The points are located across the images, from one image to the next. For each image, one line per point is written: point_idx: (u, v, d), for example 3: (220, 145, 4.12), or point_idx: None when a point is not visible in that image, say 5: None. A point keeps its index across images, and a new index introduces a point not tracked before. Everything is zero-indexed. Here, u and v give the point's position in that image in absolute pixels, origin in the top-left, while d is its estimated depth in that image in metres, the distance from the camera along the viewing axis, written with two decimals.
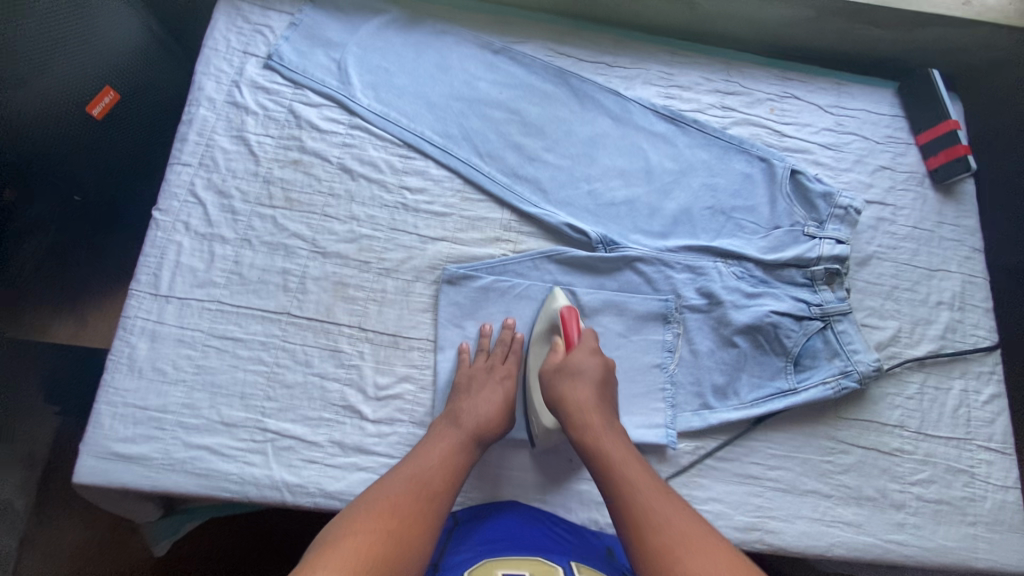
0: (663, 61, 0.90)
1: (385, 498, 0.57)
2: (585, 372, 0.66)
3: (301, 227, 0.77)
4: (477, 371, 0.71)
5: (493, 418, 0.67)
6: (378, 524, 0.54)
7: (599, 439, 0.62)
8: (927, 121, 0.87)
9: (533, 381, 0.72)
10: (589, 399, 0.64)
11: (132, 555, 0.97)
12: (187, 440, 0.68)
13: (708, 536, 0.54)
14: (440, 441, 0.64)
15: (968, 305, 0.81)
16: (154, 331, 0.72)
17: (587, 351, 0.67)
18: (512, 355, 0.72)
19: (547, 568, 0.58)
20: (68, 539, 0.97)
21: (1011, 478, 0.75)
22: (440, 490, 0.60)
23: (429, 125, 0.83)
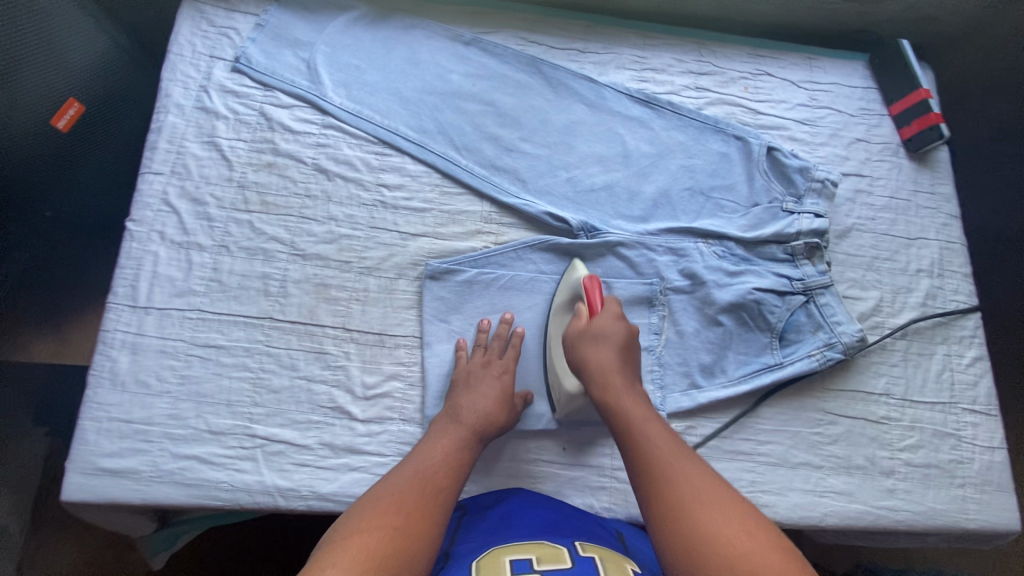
0: (635, 45, 0.90)
1: (389, 495, 0.56)
2: (608, 335, 0.65)
3: (279, 230, 0.76)
4: (475, 366, 0.70)
5: (493, 413, 0.66)
6: (383, 520, 0.53)
7: (619, 395, 0.62)
8: (899, 92, 0.88)
9: (554, 346, 0.72)
10: (612, 359, 0.64)
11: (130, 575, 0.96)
12: (175, 451, 0.68)
13: (729, 496, 0.52)
14: (444, 438, 0.63)
15: (947, 271, 0.82)
16: (135, 344, 0.71)
17: (611, 316, 0.67)
18: (511, 349, 0.73)
19: (551, 549, 0.56)
20: (63, 561, 0.95)
21: (997, 438, 0.76)
22: (446, 485, 0.59)
23: (403, 121, 0.82)
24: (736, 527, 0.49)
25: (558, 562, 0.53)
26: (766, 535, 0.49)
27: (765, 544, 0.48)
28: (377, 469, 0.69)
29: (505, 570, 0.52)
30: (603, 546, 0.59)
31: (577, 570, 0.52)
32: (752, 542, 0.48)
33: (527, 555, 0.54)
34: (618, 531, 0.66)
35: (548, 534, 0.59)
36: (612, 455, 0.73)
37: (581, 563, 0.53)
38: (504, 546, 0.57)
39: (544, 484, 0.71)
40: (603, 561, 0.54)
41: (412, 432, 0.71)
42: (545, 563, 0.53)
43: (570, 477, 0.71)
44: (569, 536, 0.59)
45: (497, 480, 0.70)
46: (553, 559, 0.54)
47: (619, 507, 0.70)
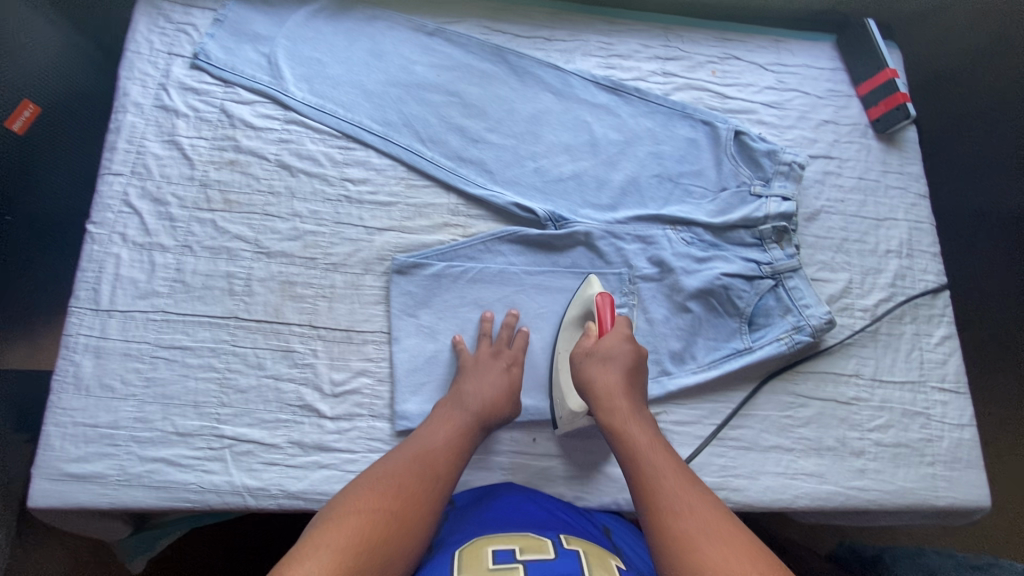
0: (601, 31, 0.89)
1: (387, 478, 0.57)
2: (616, 357, 0.64)
3: (243, 228, 0.76)
4: (481, 356, 0.70)
5: (496, 402, 0.67)
6: (382, 503, 0.54)
7: (625, 424, 0.60)
8: (866, 72, 0.87)
9: (562, 363, 0.71)
10: (618, 380, 0.63)
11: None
12: (142, 454, 0.67)
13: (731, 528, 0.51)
14: (446, 423, 0.64)
15: (916, 251, 0.82)
16: (98, 348, 0.70)
17: (621, 336, 0.65)
18: (516, 344, 0.73)
19: (535, 540, 0.56)
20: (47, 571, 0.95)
21: (966, 416, 0.77)
22: (445, 473, 0.59)
23: (367, 114, 0.81)
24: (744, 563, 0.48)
25: (542, 553, 0.53)
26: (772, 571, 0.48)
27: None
28: (347, 466, 0.69)
29: (488, 558, 0.52)
30: (588, 541, 0.59)
31: (559, 561, 0.52)
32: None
33: (510, 545, 0.54)
34: (604, 528, 0.66)
35: (533, 527, 0.60)
36: (581, 445, 0.73)
37: (564, 555, 0.53)
38: (490, 536, 0.57)
39: (516, 476, 0.71)
40: (586, 555, 0.54)
41: (382, 428, 0.71)
42: (527, 553, 0.53)
43: (540, 467, 0.72)
44: (554, 531, 0.59)
45: (467, 474, 0.70)
46: (536, 550, 0.53)
47: (591, 496, 0.71)
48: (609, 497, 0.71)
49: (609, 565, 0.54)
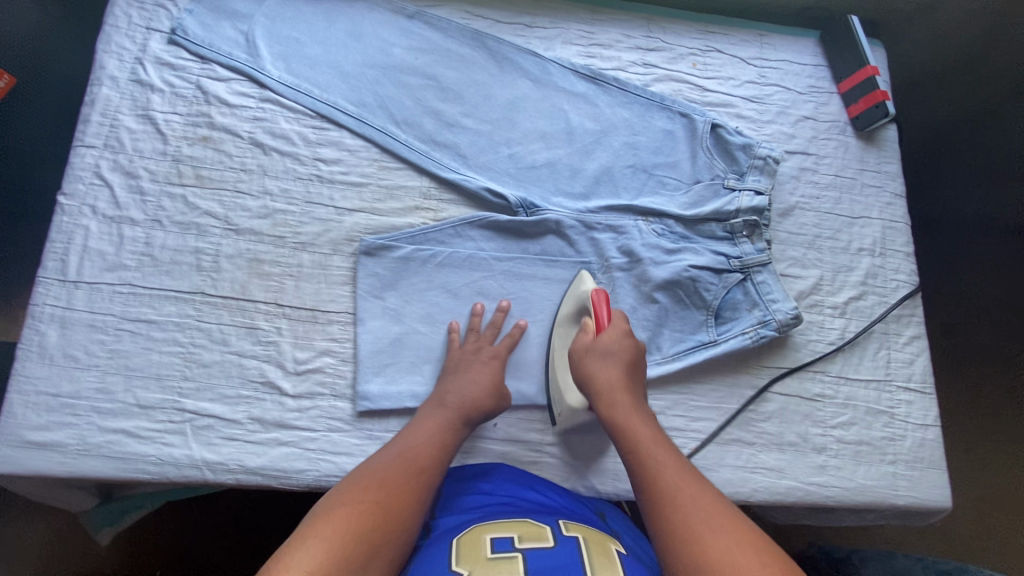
0: (583, 19, 0.89)
1: (379, 469, 0.57)
2: (614, 353, 0.64)
3: (213, 204, 0.76)
4: (468, 353, 0.70)
5: (479, 398, 0.66)
6: (374, 493, 0.54)
7: (626, 415, 0.61)
8: (848, 69, 0.87)
9: (559, 361, 0.71)
10: (618, 375, 0.63)
11: (94, 555, 0.99)
12: (102, 424, 0.67)
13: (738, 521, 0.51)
14: (429, 420, 0.64)
15: (889, 250, 0.82)
16: (64, 318, 0.71)
17: (619, 333, 0.65)
18: (509, 339, 0.73)
19: (533, 528, 0.55)
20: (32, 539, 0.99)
21: (931, 416, 0.76)
22: (435, 465, 0.60)
23: (342, 95, 0.81)
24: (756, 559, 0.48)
25: (540, 541, 0.53)
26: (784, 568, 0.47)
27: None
28: (307, 444, 0.69)
29: (486, 548, 0.52)
30: (586, 526, 0.59)
31: (559, 549, 0.52)
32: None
33: (508, 534, 0.54)
34: (598, 512, 0.67)
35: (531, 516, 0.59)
36: (542, 431, 0.73)
37: (563, 543, 0.53)
38: (487, 524, 0.57)
39: (475, 459, 0.71)
40: (586, 541, 0.54)
41: (344, 407, 0.71)
42: (526, 542, 0.53)
43: (501, 452, 0.72)
44: (552, 517, 0.59)
45: None
46: (535, 537, 0.53)
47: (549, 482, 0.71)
48: (566, 483, 0.71)
49: (610, 549, 0.54)
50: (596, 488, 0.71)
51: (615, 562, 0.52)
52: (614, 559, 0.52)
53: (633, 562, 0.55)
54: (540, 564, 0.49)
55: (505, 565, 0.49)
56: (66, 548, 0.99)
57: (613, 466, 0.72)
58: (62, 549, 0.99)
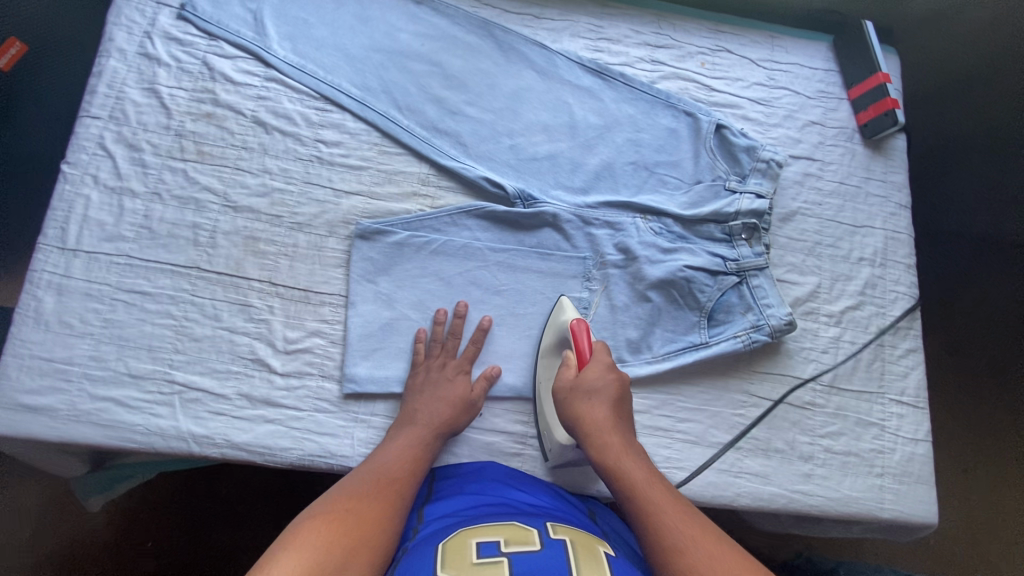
0: (593, 13, 0.88)
1: (360, 482, 0.59)
2: (600, 389, 0.63)
3: (212, 180, 0.76)
4: (433, 365, 0.71)
5: (449, 415, 0.67)
6: (358, 503, 0.55)
7: (617, 458, 0.60)
8: (858, 76, 0.86)
9: (545, 394, 0.71)
10: (607, 412, 0.62)
11: (86, 522, 1.01)
12: (93, 392, 0.68)
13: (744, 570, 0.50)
14: (404, 437, 0.65)
15: (890, 261, 0.81)
16: (61, 285, 0.71)
17: (602, 367, 0.64)
18: (474, 345, 0.73)
19: (520, 530, 0.55)
20: (24, 505, 1.01)
21: (922, 431, 0.76)
22: (414, 477, 0.62)
23: (347, 77, 0.81)
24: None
25: (527, 545, 0.52)
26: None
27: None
28: (293, 423, 0.70)
29: (472, 550, 0.51)
30: (575, 528, 0.58)
31: (545, 551, 0.51)
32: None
33: (495, 536, 0.53)
34: (589, 510, 0.68)
35: (518, 515, 0.59)
36: (527, 423, 0.73)
37: (550, 546, 0.52)
38: (473, 523, 0.56)
39: (459, 448, 0.71)
40: (574, 544, 0.54)
41: (331, 389, 0.71)
42: (513, 545, 0.52)
43: (486, 442, 0.72)
44: (540, 518, 0.59)
45: None
46: (521, 540, 0.53)
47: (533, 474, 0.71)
48: (549, 478, 0.71)
49: (598, 552, 0.54)
50: (579, 485, 0.71)
51: (603, 565, 0.51)
52: (601, 561, 0.52)
53: (621, 561, 0.55)
54: (526, 566, 0.48)
55: (491, 568, 0.48)
56: (57, 515, 1.01)
57: None
58: (52, 514, 1.01)
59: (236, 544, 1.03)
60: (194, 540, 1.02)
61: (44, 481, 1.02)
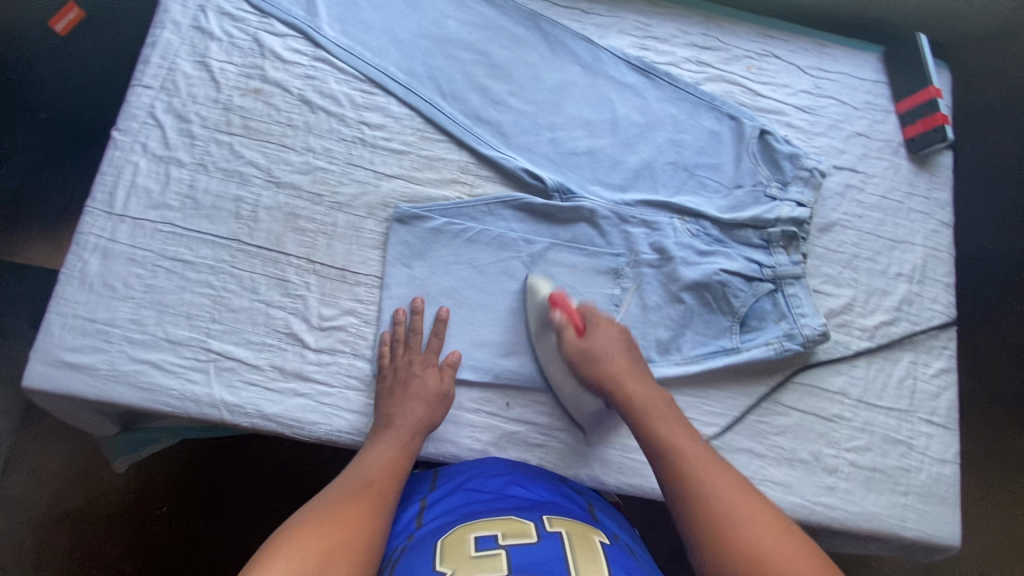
0: (641, 10, 0.88)
1: (342, 490, 0.60)
2: (616, 347, 0.67)
3: (257, 155, 0.77)
4: (401, 364, 0.70)
5: (423, 412, 0.67)
6: (338, 517, 0.56)
7: (642, 407, 0.63)
8: (908, 89, 0.84)
9: (544, 347, 0.73)
10: (631, 365, 0.66)
11: (107, 482, 1.07)
12: (133, 354, 0.70)
13: (767, 513, 0.55)
14: (380, 440, 0.65)
15: (928, 279, 0.80)
16: (106, 248, 0.73)
17: (612, 327, 0.69)
18: (439, 337, 0.72)
19: (516, 524, 0.57)
20: (49, 462, 1.08)
21: (950, 452, 0.75)
22: (395, 480, 0.63)
23: (394, 62, 0.82)
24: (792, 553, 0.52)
25: (523, 537, 0.55)
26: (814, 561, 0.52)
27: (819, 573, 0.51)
28: (322, 398, 0.71)
29: (469, 546, 0.54)
30: (572, 518, 0.61)
31: (541, 545, 0.54)
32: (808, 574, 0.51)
33: (492, 531, 0.56)
34: (589, 505, 0.67)
35: (515, 509, 0.61)
36: (553, 415, 0.73)
37: (546, 538, 0.55)
38: (472, 521, 0.59)
39: (483, 434, 0.72)
40: (569, 534, 0.57)
41: (362, 367, 0.72)
42: (510, 539, 0.55)
43: (509, 431, 0.72)
44: (537, 510, 0.61)
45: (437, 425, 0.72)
46: (518, 534, 0.56)
47: (555, 465, 0.72)
48: (571, 468, 0.72)
49: (593, 541, 0.57)
50: (601, 477, 0.72)
51: (598, 554, 0.55)
52: (597, 551, 0.55)
53: (616, 552, 0.58)
54: (521, 560, 0.51)
55: (488, 564, 0.51)
56: (79, 472, 1.08)
57: (619, 459, 0.72)
58: (76, 473, 1.08)
59: (248, 514, 1.07)
60: (210, 505, 1.07)
61: (68, 442, 1.09)
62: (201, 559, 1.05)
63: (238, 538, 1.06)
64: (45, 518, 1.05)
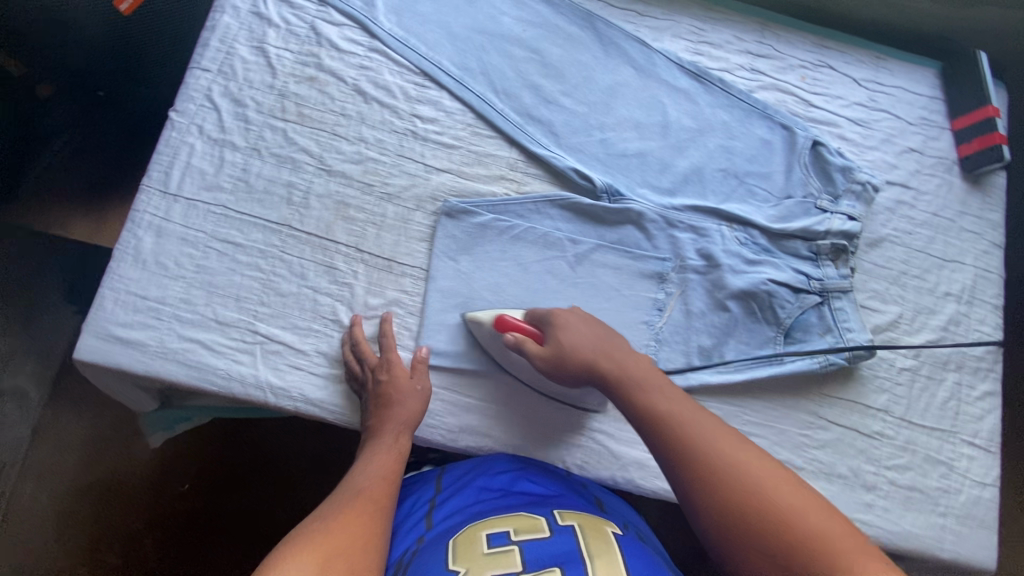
0: (697, 15, 0.87)
1: (339, 502, 0.60)
2: (584, 333, 0.65)
3: (310, 142, 0.78)
4: (366, 371, 0.69)
5: (402, 412, 0.66)
6: (339, 525, 0.56)
7: (637, 392, 0.61)
8: (965, 107, 0.83)
9: (501, 354, 0.70)
10: (610, 341, 0.65)
11: (130, 453, 1.09)
12: (182, 333, 0.71)
13: (767, 462, 0.55)
14: (371, 448, 0.66)
15: (976, 300, 0.79)
16: (160, 227, 0.74)
17: (574, 317, 0.67)
18: (389, 338, 0.71)
19: (527, 520, 0.61)
20: (73, 431, 1.10)
21: (990, 476, 0.74)
22: (390, 484, 0.63)
23: (448, 56, 0.82)
24: (800, 500, 0.52)
25: (536, 532, 0.59)
26: (823, 506, 0.53)
27: (830, 517, 0.52)
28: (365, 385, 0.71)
29: (483, 543, 0.58)
30: (583, 512, 0.65)
31: (555, 539, 0.58)
32: (821, 518, 0.51)
33: (505, 527, 0.60)
34: (596, 499, 0.70)
35: (524, 505, 0.64)
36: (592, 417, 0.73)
37: (558, 532, 0.59)
38: (484, 519, 0.62)
39: (521, 431, 0.72)
40: (581, 528, 0.60)
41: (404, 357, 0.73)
42: (522, 535, 0.59)
43: (547, 430, 0.72)
44: (546, 505, 0.64)
45: (475, 419, 0.72)
46: (530, 530, 0.59)
47: (591, 465, 0.72)
48: (607, 469, 0.72)
49: (605, 533, 0.61)
50: (637, 480, 0.72)
51: (611, 543, 0.59)
52: (609, 541, 0.59)
53: (627, 541, 0.62)
54: (536, 554, 0.55)
55: (504, 560, 0.55)
56: (102, 442, 1.10)
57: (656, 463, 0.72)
58: (99, 443, 1.10)
59: (269, 495, 1.09)
60: (232, 483, 1.09)
61: (93, 412, 1.11)
62: (216, 548, 1.06)
63: (259, 520, 1.08)
64: (69, 487, 1.07)
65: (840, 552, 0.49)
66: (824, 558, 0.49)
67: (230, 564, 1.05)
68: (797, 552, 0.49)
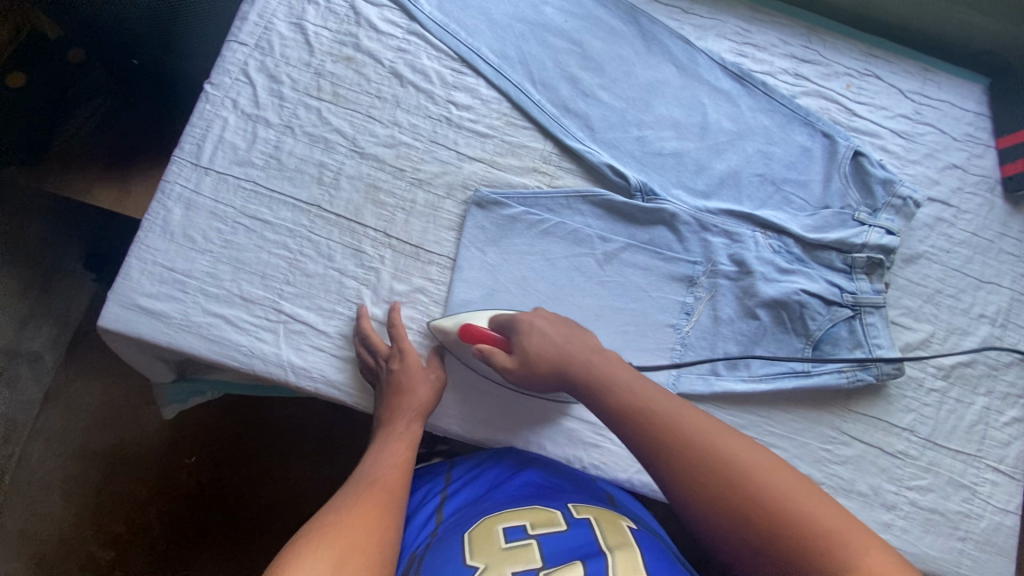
0: (742, 15, 0.85)
1: (353, 493, 0.59)
2: (549, 330, 0.63)
3: (344, 123, 0.77)
4: (376, 363, 0.69)
5: (416, 400, 0.66)
6: (352, 518, 0.55)
7: (596, 374, 0.60)
8: (1013, 125, 0.81)
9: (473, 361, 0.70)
10: (577, 336, 0.63)
11: (142, 426, 1.10)
12: (206, 307, 0.70)
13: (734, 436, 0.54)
14: (383, 440, 0.65)
15: (1011, 324, 0.77)
16: (190, 200, 0.74)
17: (541, 317, 0.65)
18: (400, 327, 0.71)
19: (544, 513, 0.61)
20: (87, 400, 1.11)
21: (1013, 503, 0.72)
22: (404, 475, 0.63)
23: (487, 43, 0.81)
24: (792, 488, 0.50)
25: (553, 525, 0.59)
26: (813, 489, 0.50)
27: (822, 501, 0.49)
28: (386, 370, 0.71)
29: (499, 537, 0.57)
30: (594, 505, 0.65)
31: (572, 532, 0.58)
32: (815, 505, 0.48)
33: (521, 521, 0.60)
34: (607, 494, 0.70)
35: (538, 499, 0.65)
36: None
37: (575, 525, 0.59)
38: (499, 512, 0.62)
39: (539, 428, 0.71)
40: (599, 520, 0.60)
41: (426, 345, 0.72)
42: (538, 528, 0.59)
43: (565, 428, 0.71)
44: (561, 500, 0.65)
45: (488, 413, 0.71)
46: (547, 523, 0.59)
47: (608, 467, 0.71)
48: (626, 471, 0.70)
49: (620, 525, 0.61)
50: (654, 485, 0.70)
51: (627, 536, 0.59)
52: (626, 534, 0.59)
53: (643, 535, 0.61)
54: (553, 547, 0.55)
55: (522, 552, 0.55)
56: (115, 412, 1.11)
57: None
58: (109, 413, 1.11)
59: (275, 473, 1.09)
60: (241, 459, 1.10)
61: (107, 382, 1.12)
62: (220, 521, 1.07)
63: (264, 496, 1.08)
64: (78, 455, 1.08)
65: (838, 538, 0.46)
66: (827, 551, 0.46)
67: (225, 543, 1.06)
68: (794, 547, 0.47)
